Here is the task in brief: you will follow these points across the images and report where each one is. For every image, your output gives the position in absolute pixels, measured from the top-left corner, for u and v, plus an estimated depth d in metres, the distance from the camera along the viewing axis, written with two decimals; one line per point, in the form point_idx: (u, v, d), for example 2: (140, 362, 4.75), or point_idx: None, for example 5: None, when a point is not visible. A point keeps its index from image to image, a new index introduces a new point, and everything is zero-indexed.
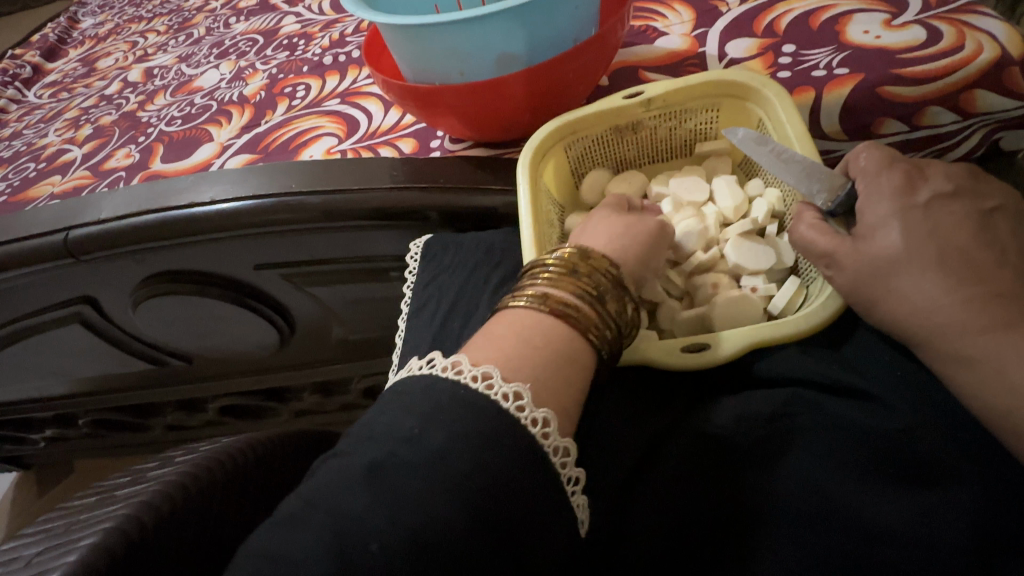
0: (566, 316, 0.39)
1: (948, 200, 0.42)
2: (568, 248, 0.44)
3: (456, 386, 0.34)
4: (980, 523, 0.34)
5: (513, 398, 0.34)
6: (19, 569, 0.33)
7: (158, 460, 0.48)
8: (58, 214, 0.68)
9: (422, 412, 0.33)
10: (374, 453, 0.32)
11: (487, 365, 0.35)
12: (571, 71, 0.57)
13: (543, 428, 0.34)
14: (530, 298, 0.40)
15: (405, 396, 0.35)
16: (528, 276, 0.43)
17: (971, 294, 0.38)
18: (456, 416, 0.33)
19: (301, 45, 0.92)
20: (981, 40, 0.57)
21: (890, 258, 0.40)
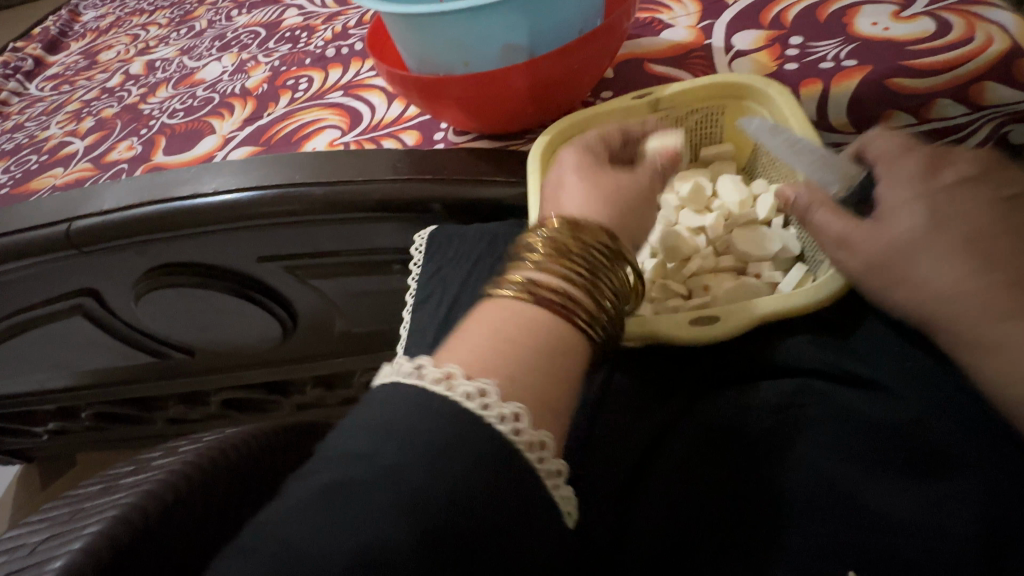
0: (558, 308, 0.35)
1: (972, 184, 0.40)
2: (553, 222, 0.40)
3: (415, 390, 0.31)
4: (993, 513, 0.33)
5: (485, 395, 0.31)
6: (24, 556, 0.33)
7: (161, 450, 0.48)
8: (60, 205, 0.68)
9: (374, 426, 0.30)
10: (325, 474, 0.29)
11: (450, 363, 0.32)
12: (577, 62, 0.57)
13: (515, 424, 0.31)
14: (516, 288, 0.36)
15: (359, 411, 0.32)
16: (511, 259, 0.39)
17: (993, 281, 0.36)
18: (415, 420, 0.30)
19: (303, 38, 0.92)
20: (991, 32, 0.56)
21: (908, 242, 0.39)
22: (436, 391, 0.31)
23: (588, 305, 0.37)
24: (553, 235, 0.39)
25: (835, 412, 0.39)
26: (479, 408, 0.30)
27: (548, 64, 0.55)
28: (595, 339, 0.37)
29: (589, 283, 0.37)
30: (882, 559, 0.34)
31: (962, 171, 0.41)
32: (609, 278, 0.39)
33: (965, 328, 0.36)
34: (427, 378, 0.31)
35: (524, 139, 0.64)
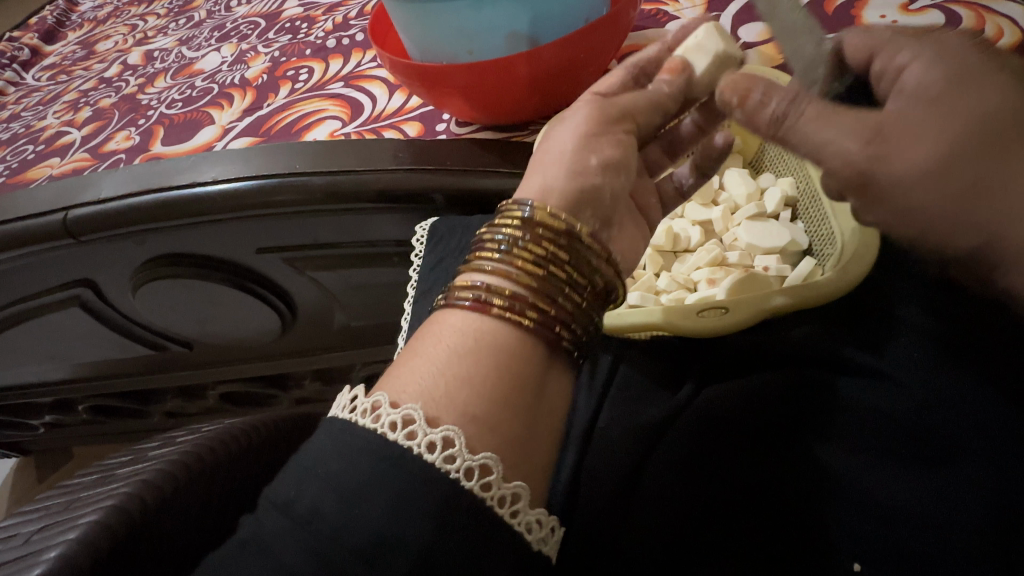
0: (504, 311, 0.35)
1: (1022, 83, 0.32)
2: (516, 218, 0.38)
3: (373, 436, 0.31)
4: (1001, 503, 0.33)
5: (439, 447, 0.30)
6: (17, 546, 0.32)
7: (159, 441, 0.48)
8: (56, 194, 0.67)
9: (309, 474, 0.30)
10: (255, 525, 0.29)
11: (380, 394, 0.33)
12: (582, 51, 0.56)
13: (482, 478, 0.30)
14: (462, 296, 0.36)
15: (300, 453, 0.31)
16: (474, 261, 0.38)
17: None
18: (375, 472, 0.29)
19: (304, 28, 0.91)
20: (1001, 25, 0.56)
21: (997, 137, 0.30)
22: (377, 433, 0.31)
23: (541, 302, 0.36)
24: (501, 232, 0.38)
25: (841, 403, 0.39)
26: (432, 460, 0.30)
27: (553, 53, 0.54)
28: (559, 339, 0.36)
29: (549, 286, 0.36)
30: (887, 549, 0.33)
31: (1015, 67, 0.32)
32: (567, 268, 0.37)
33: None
34: (358, 411, 0.32)
35: (528, 131, 0.63)
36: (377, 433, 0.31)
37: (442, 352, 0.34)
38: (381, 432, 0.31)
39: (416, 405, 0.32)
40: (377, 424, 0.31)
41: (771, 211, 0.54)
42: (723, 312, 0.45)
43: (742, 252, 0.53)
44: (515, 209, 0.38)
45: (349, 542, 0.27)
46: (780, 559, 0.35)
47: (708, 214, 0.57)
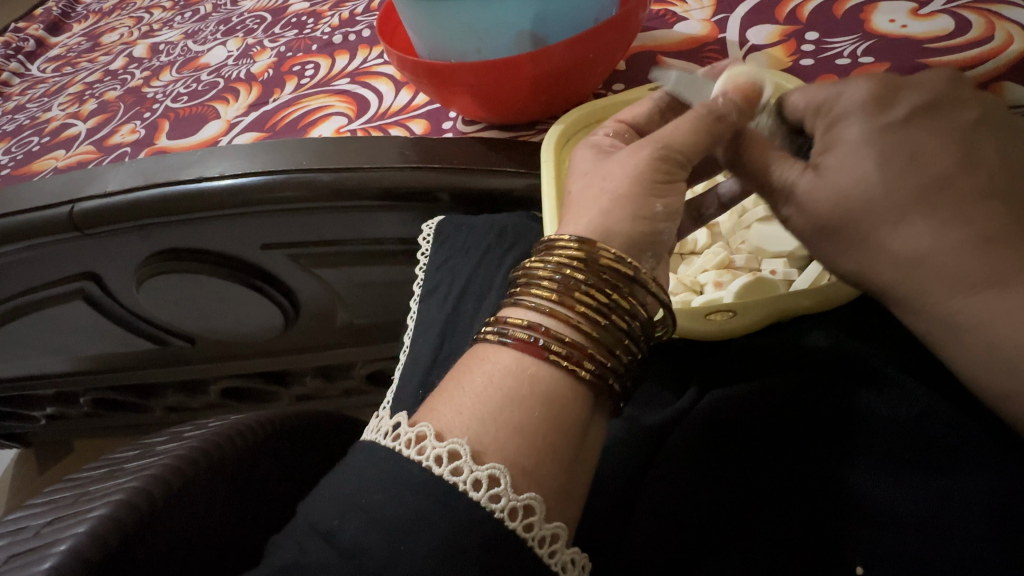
0: (562, 362, 0.33)
1: (925, 115, 0.33)
2: (574, 255, 0.36)
3: (414, 469, 0.30)
4: (998, 508, 0.32)
5: (485, 485, 0.29)
6: (28, 539, 0.32)
7: (167, 435, 0.48)
8: (62, 186, 0.67)
9: (345, 500, 0.29)
10: (291, 549, 0.28)
11: (424, 423, 0.31)
12: (591, 51, 0.55)
13: (525, 518, 0.29)
14: (515, 334, 0.34)
15: (336, 475, 0.31)
16: (524, 296, 0.36)
17: (962, 240, 0.30)
18: (409, 491, 0.29)
19: (310, 23, 0.90)
20: (1012, 31, 0.55)
21: (863, 204, 0.33)
22: (422, 465, 0.30)
23: (600, 353, 0.34)
24: (561, 269, 0.35)
25: (832, 410, 0.39)
26: (477, 498, 0.29)
27: (562, 52, 0.54)
28: (610, 390, 0.34)
29: (608, 335, 0.35)
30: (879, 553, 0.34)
31: (914, 101, 0.34)
32: (628, 319, 0.36)
33: (916, 292, 0.32)
34: (402, 441, 0.31)
35: (534, 131, 0.63)
36: (422, 466, 0.30)
37: (489, 389, 0.32)
38: (425, 465, 0.30)
39: (463, 440, 0.30)
40: (422, 457, 0.30)
41: None
42: (730, 315, 0.45)
43: (751, 254, 0.53)
44: (575, 244, 0.36)
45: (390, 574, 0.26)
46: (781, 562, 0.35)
47: (716, 217, 0.56)
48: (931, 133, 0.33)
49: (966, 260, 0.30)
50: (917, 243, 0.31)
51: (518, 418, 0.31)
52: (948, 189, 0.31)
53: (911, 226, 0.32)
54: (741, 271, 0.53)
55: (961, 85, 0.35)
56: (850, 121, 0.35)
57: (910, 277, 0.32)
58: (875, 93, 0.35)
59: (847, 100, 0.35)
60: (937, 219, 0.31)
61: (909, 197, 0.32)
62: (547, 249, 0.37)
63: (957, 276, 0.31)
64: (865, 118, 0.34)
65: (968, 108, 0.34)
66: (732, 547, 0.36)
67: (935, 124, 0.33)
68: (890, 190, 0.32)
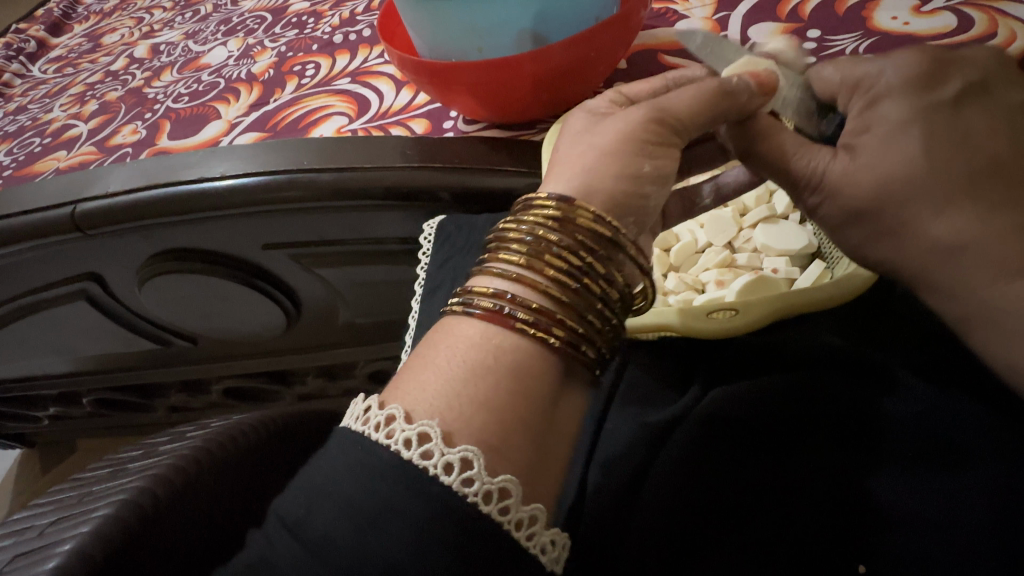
0: (528, 330, 0.33)
1: (972, 102, 0.36)
2: (546, 214, 0.36)
3: (383, 455, 0.29)
4: (1003, 506, 0.32)
5: (458, 469, 0.29)
6: (32, 539, 0.32)
7: (169, 435, 0.48)
8: (64, 187, 0.67)
9: (319, 493, 0.29)
10: (259, 548, 0.28)
11: (394, 406, 0.31)
12: (592, 50, 0.55)
13: (500, 501, 0.29)
14: (481, 304, 0.34)
15: (311, 465, 0.31)
16: (494, 258, 0.36)
17: (1003, 226, 0.32)
18: (378, 480, 0.28)
19: (310, 23, 0.90)
20: (1015, 28, 0.55)
21: (907, 183, 0.34)
22: (391, 450, 0.29)
23: (570, 319, 0.34)
24: (533, 231, 0.35)
25: (836, 410, 0.39)
26: (449, 482, 0.29)
27: (562, 51, 0.54)
28: (582, 356, 0.34)
29: (581, 297, 0.35)
30: (868, 543, 0.34)
31: (961, 86, 0.36)
32: (601, 284, 0.36)
33: (961, 271, 0.33)
34: (370, 424, 0.31)
35: (535, 130, 0.63)
36: (391, 450, 0.29)
37: (455, 365, 0.32)
38: (395, 450, 0.29)
39: (433, 422, 0.30)
40: (391, 441, 0.30)
41: (782, 212, 0.54)
42: (733, 313, 0.45)
43: (754, 253, 0.53)
44: (552, 203, 0.36)
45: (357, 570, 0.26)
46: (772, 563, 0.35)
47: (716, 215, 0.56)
48: (983, 115, 0.35)
49: (1003, 242, 0.32)
50: (958, 228, 0.33)
51: (511, 417, 0.31)
52: (992, 177, 0.33)
53: (954, 210, 0.33)
54: (742, 270, 0.53)
55: (993, 72, 0.37)
56: (890, 105, 0.36)
57: (948, 260, 0.33)
58: (916, 79, 0.36)
59: (886, 85, 0.37)
60: (975, 203, 0.33)
61: (959, 182, 0.33)
62: (520, 211, 0.37)
63: (996, 256, 0.32)
64: (906, 102, 0.36)
65: (1011, 91, 0.36)
66: (713, 540, 0.36)
67: (983, 111, 0.35)
68: (932, 172, 0.34)
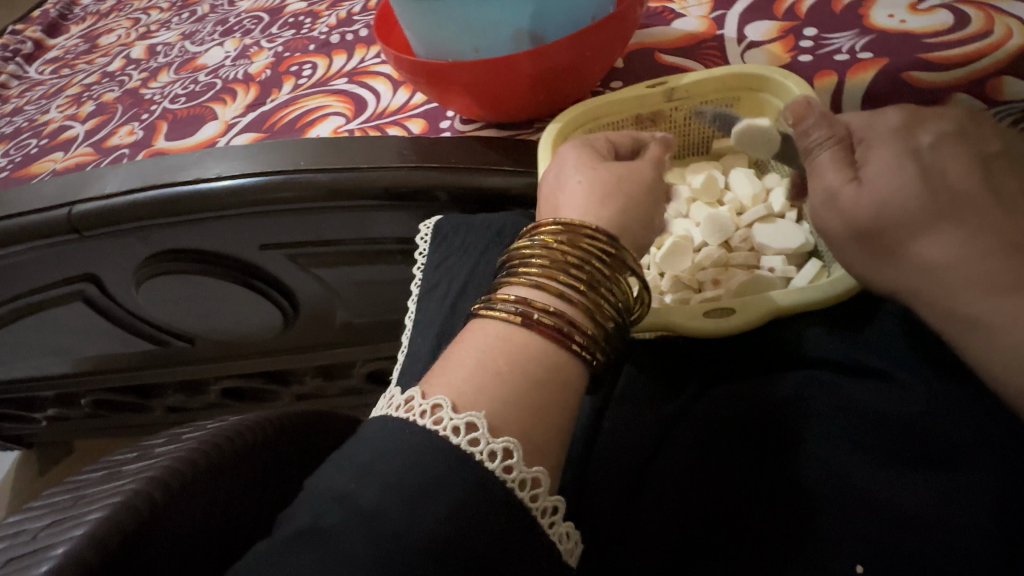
0: (547, 332, 0.34)
1: (953, 142, 0.38)
2: (592, 242, 0.38)
3: (430, 439, 0.30)
4: (1002, 506, 0.33)
5: (501, 457, 0.30)
6: (25, 543, 0.32)
7: (165, 436, 0.48)
8: (60, 189, 0.67)
9: (348, 474, 0.29)
10: (304, 517, 0.28)
11: (440, 396, 0.32)
12: (588, 48, 0.55)
13: (530, 490, 0.30)
14: (525, 327, 0.35)
15: (348, 447, 0.32)
16: (536, 278, 0.37)
17: (987, 249, 0.34)
18: (412, 465, 0.29)
19: (307, 23, 0.90)
20: (1011, 25, 0.55)
21: (908, 212, 0.36)
22: (439, 434, 0.30)
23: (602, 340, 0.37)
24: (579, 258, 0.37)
25: (833, 408, 0.38)
26: (494, 469, 0.30)
27: (559, 50, 0.54)
28: (592, 363, 0.35)
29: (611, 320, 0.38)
30: (872, 542, 0.33)
31: (941, 130, 0.39)
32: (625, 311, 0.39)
33: (959, 291, 0.34)
34: (415, 412, 0.31)
35: (532, 129, 0.63)
36: (439, 436, 0.30)
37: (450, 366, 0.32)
38: (444, 434, 0.30)
39: (480, 413, 0.31)
40: (439, 428, 0.31)
41: (778, 210, 0.54)
42: (730, 313, 0.45)
43: (750, 252, 0.53)
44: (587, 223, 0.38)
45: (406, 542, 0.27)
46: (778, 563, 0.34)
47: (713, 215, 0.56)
48: (961, 155, 0.38)
49: (987, 264, 0.34)
50: (948, 252, 0.35)
51: (507, 418, 0.31)
52: (977, 205, 0.36)
53: (942, 235, 0.35)
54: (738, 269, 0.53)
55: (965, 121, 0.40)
56: (888, 144, 0.38)
57: (938, 282, 0.35)
58: (904, 125, 0.39)
59: (882, 129, 0.40)
60: (964, 228, 0.35)
61: (945, 209, 0.35)
62: (565, 236, 0.39)
63: (990, 277, 0.34)
64: (900, 142, 0.38)
65: (988, 138, 0.39)
66: (712, 539, 0.36)
67: (959, 150, 0.38)
68: (925, 200, 0.36)
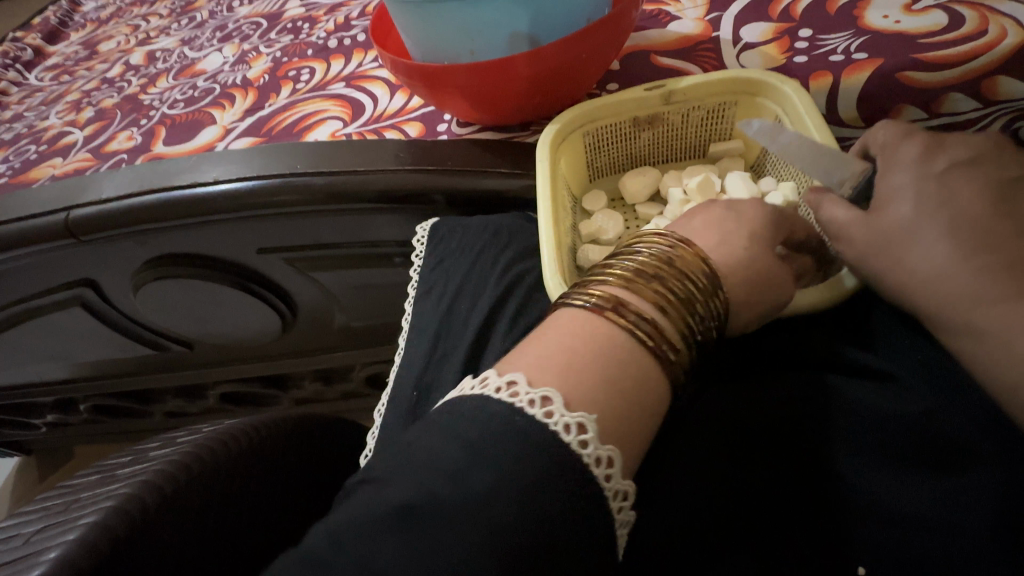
0: (618, 318, 0.35)
1: (969, 167, 0.38)
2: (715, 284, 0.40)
3: (547, 437, 0.29)
4: (1007, 510, 0.32)
5: (604, 465, 0.30)
6: (17, 547, 0.32)
7: (160, 440, 0.48)
8: (58, 194, 0.67)
9: (436, 459, 0.29)
10: (361, 509, 0.28)
11: (550, 389, 0.31)
12: (585, 51, 0.55)
13: (605, 469, 0.30)
14: (649, 330, 0.35)
15: (453, 417, 0.31)
16: (668, 293, 0.37)
17: (982, 265, 0.34)
18: (524, 456, 0.28)
19: (306, 28, 0.91)
20: (1005, 25, 0.55)
21: (900, 231, 0.38)
22: (551, 429, 0.29)
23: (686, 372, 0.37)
24: (703, 293, 0.39)
25: (835, 408, 0.37)
26: (526, 477, 0.28)
27: (556, 53, 0.54)
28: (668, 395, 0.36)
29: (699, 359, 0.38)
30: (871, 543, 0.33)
31: (954, 157, 0.39)
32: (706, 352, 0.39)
33: (958, 306, 0.35)
34: (526, 401, 0.30)
35: (529, 132, 0.63)
36: (553, 430, 0.29)
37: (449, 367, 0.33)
38: (554, 430, 0.29)
39: (592, 416, 0.31)
40: (551, 422, 0.30)
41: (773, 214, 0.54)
42: None
43: None
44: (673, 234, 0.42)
45: (492, 516, 0.27)
46: (785, 558, 0.34)
47: None
48: (975, 179, 0.37)
49: (982, 282, 0.34)
50: (937, 270, 0.36)
51: None
52: (983, 227, 0.35)
53: (939, 252, 0.36)
54: None
55: (986, 148, 0.40)
56: (896, 171, 0.40)
57: (932, 295, 0.36)
58: (925, 149, 0.40)
59: (904, 154, 0.41)
60: (964, 245, 0.35)
61: (942, 228, 0.36)
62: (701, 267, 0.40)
63: (986, 292, 0.34)
64: (912, 166, 0.39)
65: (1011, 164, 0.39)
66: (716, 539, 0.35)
67: (972, 177, 0.38)
68: (922, 222, 0.37)
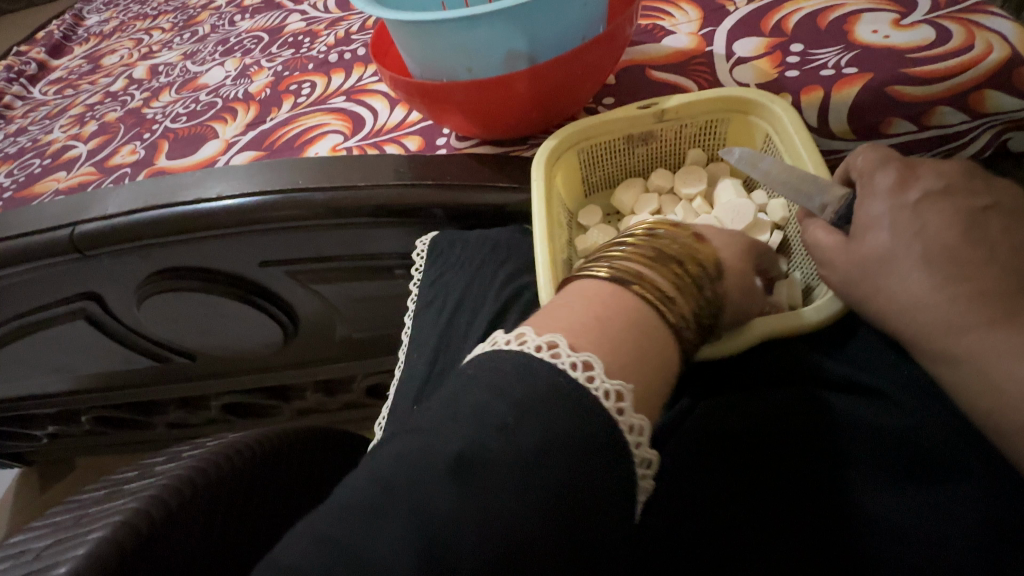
0: (642, 292, 0.37)
1: (939, 198, 0.39)
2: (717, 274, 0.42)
3: (589, 402, 0.30)
4: (993, 522, 0.33)
5: (634, 433, 0.31)
6: (26, 563, 0.33)
7: (165, 455, 0.48)
8: (63, 209, 0.68)
9: (483, 417, 0.29)
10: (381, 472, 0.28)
11: (590, 354, 0.32)
12: (580, 67, 0.56)
13: (636, 437, 0.32)
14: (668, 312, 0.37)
15: (506, 369, 0.31)
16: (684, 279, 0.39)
17: (957, 294, 0.35)
18: (568, 419, 0.29)
19: (307, 42, 0.92)
20: (991, 40, 0.57)
21: (879, 259, 0.38)
22: (593, 393, 0.31)
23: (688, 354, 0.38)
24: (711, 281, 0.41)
25: (824, 421, 0.38)
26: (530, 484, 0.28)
27: (552, 70, 0.55)
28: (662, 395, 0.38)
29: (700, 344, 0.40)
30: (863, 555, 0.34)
31: (928, 186, 0.39)
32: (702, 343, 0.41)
33: (937, 331, 0.35)
34: (568, 364, 0.31)
35: (526, 145, 0.65)
36: (594, 395, 0.30)
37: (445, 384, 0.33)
38: (597, 395, 0.31)
39: (628, 384, 0.32)
40: (593, 387, 0.31)
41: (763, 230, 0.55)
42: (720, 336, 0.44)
43: None
44: (685, 226, 0.44)
45: (543, 474, 0.28)
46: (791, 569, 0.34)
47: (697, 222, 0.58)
48: (946, 209, 0.38)
49: (958, 310, 0.35)
50: (916, 301, 0.36)
51: None
52: (956, 257, 0.36)
53: (917, 283, 0.36)
54: None
55: (957, 177, 0.40)
56: (870, 203, 0.40)
57: (912, 321, 0.37)
58: (899, 179, 0.40)
59: (879, 183, 0.41)
60: (937, 276, 0.36)
61: (917, 258, 0.37)
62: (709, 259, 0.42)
63: (962, 317, 0.35)
64: (887, 198, 0.39)
65: (979, 194, 0.39)
66: (717, 551, 0.35)
67: (943, 207, 0.38)
68: (897, 252, 0.38)
